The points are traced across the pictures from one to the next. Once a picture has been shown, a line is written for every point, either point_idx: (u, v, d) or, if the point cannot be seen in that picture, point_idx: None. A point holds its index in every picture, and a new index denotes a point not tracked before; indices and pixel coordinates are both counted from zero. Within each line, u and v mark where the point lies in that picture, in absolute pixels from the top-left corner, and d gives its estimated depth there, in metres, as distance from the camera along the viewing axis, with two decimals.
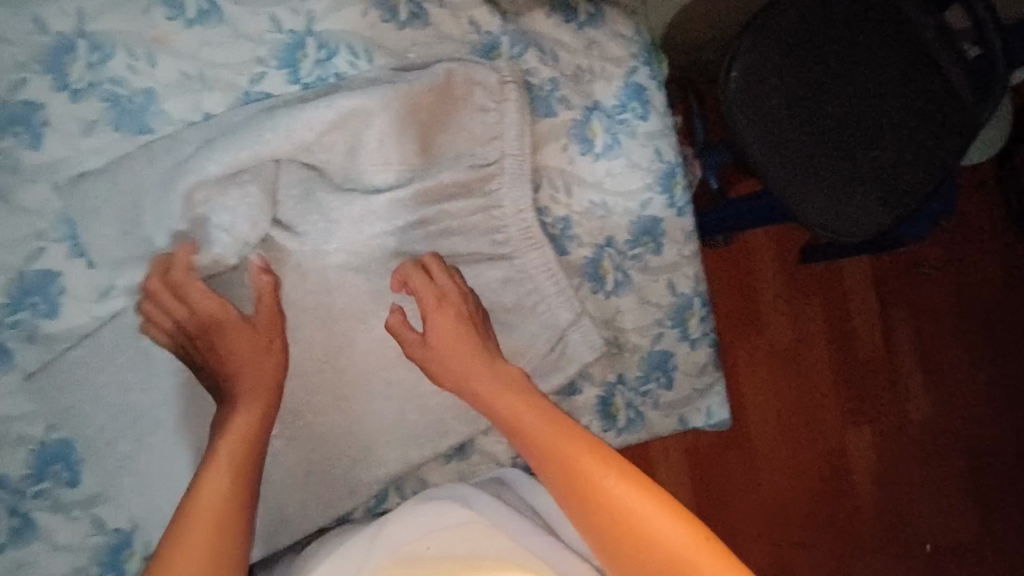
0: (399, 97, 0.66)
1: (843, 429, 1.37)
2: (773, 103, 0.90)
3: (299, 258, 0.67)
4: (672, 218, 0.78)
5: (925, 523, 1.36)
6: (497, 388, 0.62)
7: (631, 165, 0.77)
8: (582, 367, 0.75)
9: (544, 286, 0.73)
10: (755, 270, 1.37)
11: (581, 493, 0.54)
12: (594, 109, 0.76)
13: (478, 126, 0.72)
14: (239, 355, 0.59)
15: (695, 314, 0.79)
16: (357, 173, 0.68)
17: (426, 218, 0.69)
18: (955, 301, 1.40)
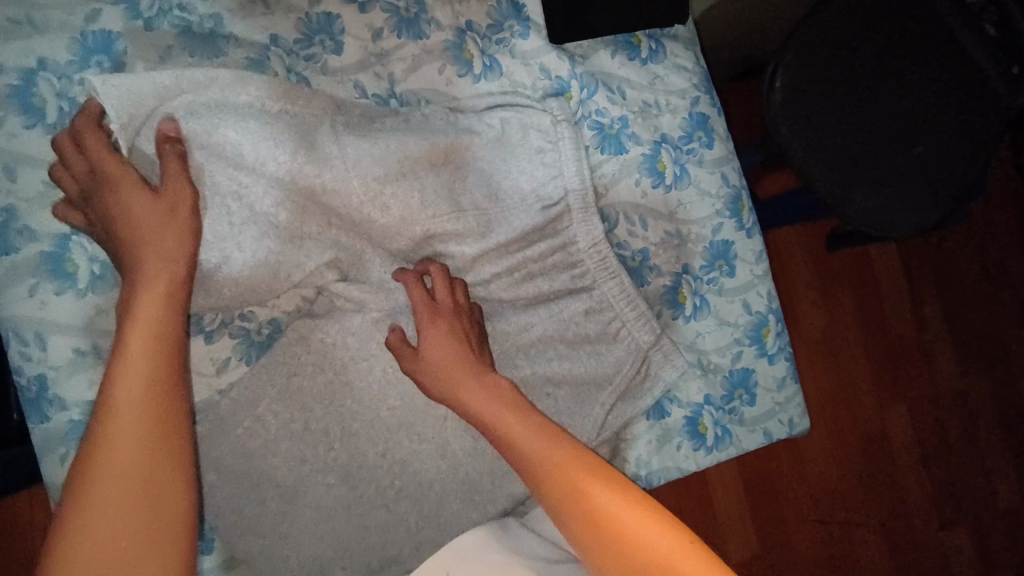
0: (460, 144, 0.70)
1: (882, 405, 1.42)
2: (818, 107, 0.85)
3: (397, 315, 0.69)
4: (742, 240, 0.81)
5: (964, 480, 1.44)
6: (484, 402, 0.58)
7: (701, 192, 0.80)
8: (667, 387, 0.77)
9: (624, 313, 0.75)
10: (788, 263, 1.40)
11: (576, 511, 0.49)
12: (662, 142, 0.79)
13: (539, 167, 0.74)
14: (164, 267, 0.53)
15: (771, 330, 0.81)
16: (435, 208, 0.68)
17: (511, 266, 0.73)
18: (978, 270, 1.46)
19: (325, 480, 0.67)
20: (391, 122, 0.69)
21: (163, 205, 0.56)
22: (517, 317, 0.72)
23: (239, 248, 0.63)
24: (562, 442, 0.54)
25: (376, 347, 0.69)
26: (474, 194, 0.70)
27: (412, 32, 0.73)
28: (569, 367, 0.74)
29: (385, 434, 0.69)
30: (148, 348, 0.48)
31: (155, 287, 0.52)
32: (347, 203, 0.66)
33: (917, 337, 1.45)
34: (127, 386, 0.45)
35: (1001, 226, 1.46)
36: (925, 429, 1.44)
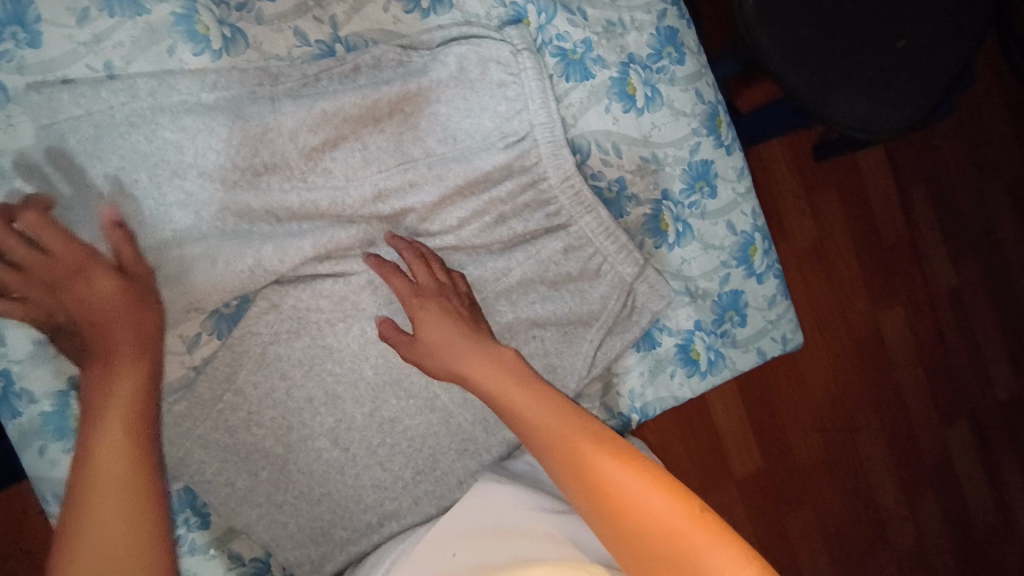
0: (403, 97, 0.67)
1: (877, 310, 1.41)
2: (793, 10, 0.79)
3: (370, 275, 0.68)
4: (722, 157, 0.77)
5: (959, 374, 1.46)
6: (492, 377, 0.60)
7: (676, 112, 0.76)
8: (655, 316, 0.75)
9: (605, 247, 0.72)
10: (773, 175, 1.36)
11: (584, 481, 0.55)
12: (630, 63, 0.75)
13: (501, 102, 0.70)
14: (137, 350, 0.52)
15: (758, 248, 0.79)
16: (383, 163, 0.68)
17: (479, 210, 0.70)
18: (964, 165, 1.44)
19: (316, 444, 0.67)
20: (328, 72, 0.67)
21: (122, 291, 0.54)
22: (494, 263, 0.70)
23: (196, 222, 0.62)
24: (566, 415, 0.58)
25: (352, 308, 0.68)
26: (428, 142, 0.69)
27: None
28: (552, 307, 0.71)
29: (370, 393, 0.68)
30: (126, 402, 0.50)
31: (131, 367, 0.51)
32: (294, 169, 0.65)
33: (909, 239, 1.43)
34: (109, 454, 0.47)
35: (988, 118, 1.45)
36: (921, 329, 1.44)
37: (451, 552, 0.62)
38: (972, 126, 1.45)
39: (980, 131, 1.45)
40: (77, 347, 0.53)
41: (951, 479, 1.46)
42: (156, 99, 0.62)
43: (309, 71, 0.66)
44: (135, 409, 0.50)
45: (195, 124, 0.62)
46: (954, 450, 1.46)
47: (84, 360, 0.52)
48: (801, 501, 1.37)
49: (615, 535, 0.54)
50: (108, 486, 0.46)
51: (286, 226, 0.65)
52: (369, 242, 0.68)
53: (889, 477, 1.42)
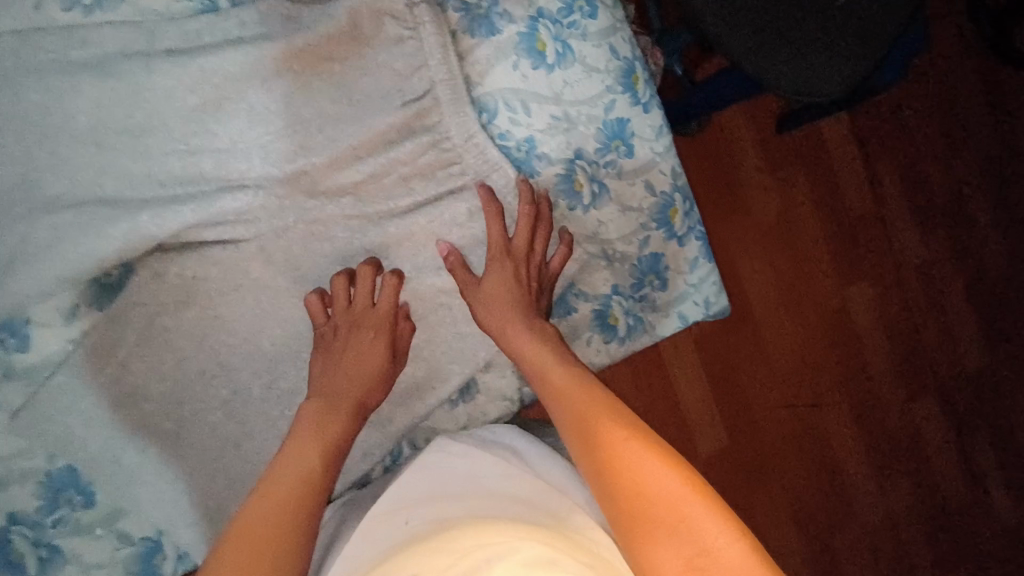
0: (290, 54, 0.65)
1: (843, 285, 1.39)
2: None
3: (262, 242, 0.65)
4: (639, 115, 0.74)
5: (933, 349, 1.43)
6: (529, 346, 0.65)
7: (589, 69, 0.72)
8: (568, 279, 0.73)
9: (510, 205, 0.71)
10: (733, 146, 1.34)
11: (596, 446, 0.57)
12: (538, 18, 0.71)
13: (399, 59, 0.68)
14: (370, 392, 0.64)
15: (678, 210, 0.76)
16: (270, 124, 0.64)
17: (377, 171, 0.68)
18: (934, 133, 1.41)
19: (210, 417, 0.65)
20: (210, 28, 0.64)
21: (381, 370, 0.65)
22: (395, 227, 0.68)
23: (68, 186, 0.60)
24: (592, 389, 0.61)
25: (243, 277, 0.65)
26: (320, 102, 0.66)
27: None
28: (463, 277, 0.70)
29: (267, 365, 0.66)
30: (329, 431, 0.60)
31: (350, 402, 0.62)
32: (177, 131, 0.62)
33: (875, 211, 1.40)
34: (308, 459, 0.57)
35: (958, 82, 1.40)
36: (890, 303, 1.41)
37: (404, 520, 0.59)
38: (943, 90, 1.40)
39: (951, 94, 1.40)
40: (321, 373, 0.64)
41: (922, 455, 1.42)
42: (19, 55, 0.60)
43: (190, 27, 0.63)
44: (335, 448, 0.59)
45: (61, 83, 0.59)
46: (925, 426, 1.42)
47: (315, 391, 0.63)
48: (766, 476, 1.35)
49: (614, 503, 0.54)
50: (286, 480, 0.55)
51: (170, 190, 0.62)
52: (260, 209, 0.65)
53: (857, 453, 1.40)
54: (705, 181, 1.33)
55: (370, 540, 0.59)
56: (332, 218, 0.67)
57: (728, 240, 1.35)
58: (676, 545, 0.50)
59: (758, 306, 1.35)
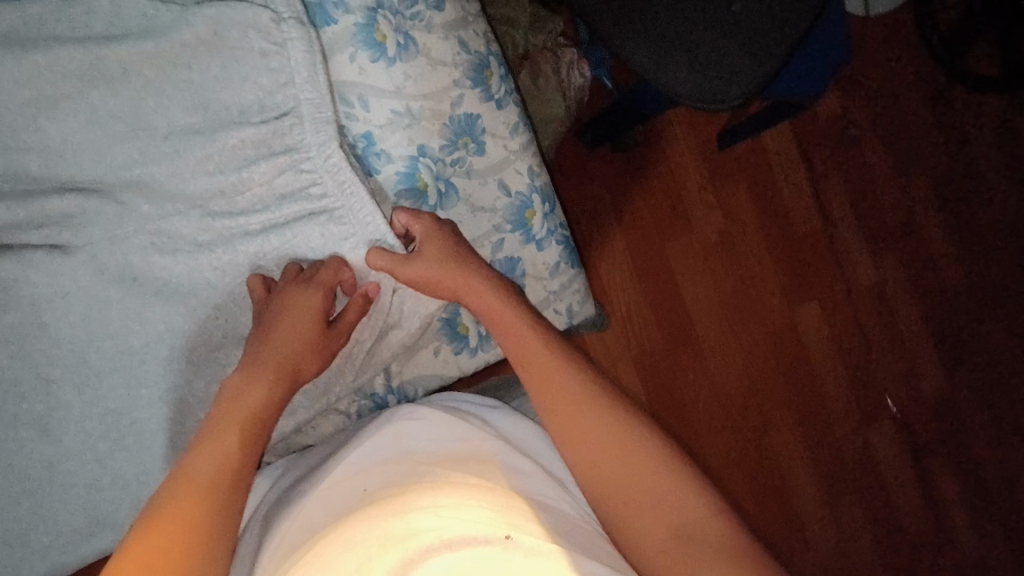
0: (139, 57, 0.61)
1: (792, 306, 1.30)
2: None
3: (94, 250, 0.60)
4: (492, 112, 0.72)
5: (890, 374, 1.31)
6: (491, 305, 0.63)
7: (432, 62, 0.69)
8: (429, 319, 0.68)
9: (368, 233, 0.65)
10: (674, 161, 1.29)
11: (569, 421, 0.58)
12: (378, 8, 0.67)
13: (264, 74, 0.65)
14: (300, 362, 0.60)
15: (536, 212, 0.73)
16: (109, 126, 0.60)
17: (225, 189, 0.63)
18: (891, 151, 1.32)
19: (14, 444, 0.60)
20: (54, 13, 0.60)
21: (316, 340, 0.61)
22: (246, 245, 0.63)
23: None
24: (561, 355, 0.61)
25: (69, 284, 0.60)
26: (171, 110, 0.62)
27: None
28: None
29: (92, 377, 0.60)
30: (246, 419, 0.56)
31: (269, 376, 0.58)
32: (14, 125, 0.59)
33: (824, 230, 1.31)
34: (220, 456, 0.53)
35: (912, 100, 1.31)
36: (839, 326, 1.31)
37: (361, 488, 0.59)
38: (900, 108, 1.31)
39: (908, 112, 1.31)
40: (252, 342, 0.60)
41: (880, 486, 1.29)
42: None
43: (31, 10, 0.60)
44: (250, 441, 0.55)
45: None
46: (879, 457, 1.29)
47: (242, 360, 0.59)
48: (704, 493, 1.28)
49: (596, 473, 0.56)
50: (187, 485, 0.51)
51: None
52: (93, 212, 0.60)
53: (807, 479, 1.28)
54: (646, 201, 1.28)
55: (328, 504, 0.59)
56: (179, 232, 0.62)
57: (672, 256, 1.29)
58: (663, 514, 0.53)
59: (700, 322, 1.29)
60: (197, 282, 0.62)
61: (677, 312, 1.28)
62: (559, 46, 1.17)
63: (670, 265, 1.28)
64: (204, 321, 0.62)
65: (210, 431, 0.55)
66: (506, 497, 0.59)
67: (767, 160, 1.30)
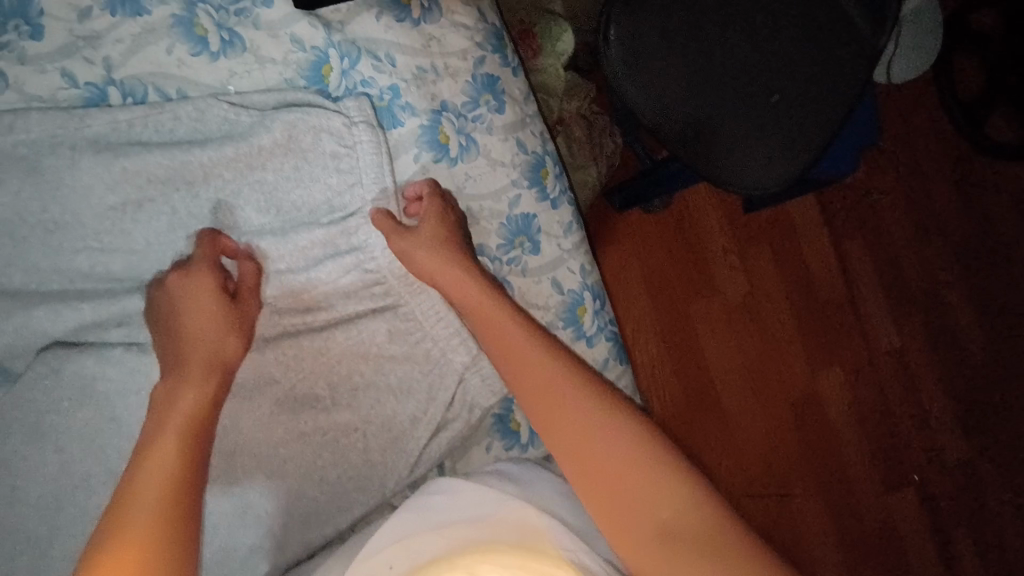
0: (220, 162, 0.65)
1: (814, 370, 1.31)
2: (673, 93, 0.88)
3: None
4: (547, 211, 0.74)
5: (913, 442, 1.29)
6: (480, 302, 0.64)
7: (492, 162, 0.72)
8: (486, 411, 0.71)
9: (435, 330, 0.69)
10: (700, 226, 1.32)
11: (556, 424, 0.57)
12: (442, 111, 0.71)
13: (333, 175, 0.68)
14: (225, 349, 0.58)
15: (587, 308, 0.75)
16: (190, 228, 0.64)
17: (295, 288, 0.66)
18: (916, 223, 1.32)
19: (75, 542, 0.59)
20: (142, 119, 0.63)
21: (230, 318, 0.59)
22: (310, 341, 0.66)
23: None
24: (549, 355, 0.60)
25: (144, 380, 0.61)
26: (246, 211, 0.66)
27: (130, 7, 0.63)
28: (374, 396, 0.68)
29: None
30: (186, 417, 0.52)
31: (194, 372, 0.55)
32: (102, 227, 0.62)
33: (847, 297, 1.32)
34: (159, 456, 0.49)
35: (936, 172, 1.32)
36: (861, 392, 1.31)
37: (389, 565, 0.57)
38: (925, 179, 1.32)
39: (932, 183, 1.32)
40: (168, 344, 0.57)
41: (900, 557, 1.27)
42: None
43: (120, 116, 0.63)
44: (196, 437, 0.52)
45: None
46: (900, 527, 1.27)
47: (165, 370, 0.56)
48: None
49: (586, 476, 0.55)
50: (134, 497, 0.46)
51: (80, 286, 0.62)
52: None
53: (825, 546, 1.27)
54: (668, 261, 1.31)
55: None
56: None
57: (693, 316, 1.31)
58: (649, 516, 0.53)
59: (721, 381, 1.30)
60: (262, 378, 0.65)
61: (696, 369, 1.30)
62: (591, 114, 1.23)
63: (692, 323, 1.30)
64: (268, 416, 0.64)
65: (153, 437, 0.50)
66: (517, 559, 0.53)
67: (793, 228, 1.32)
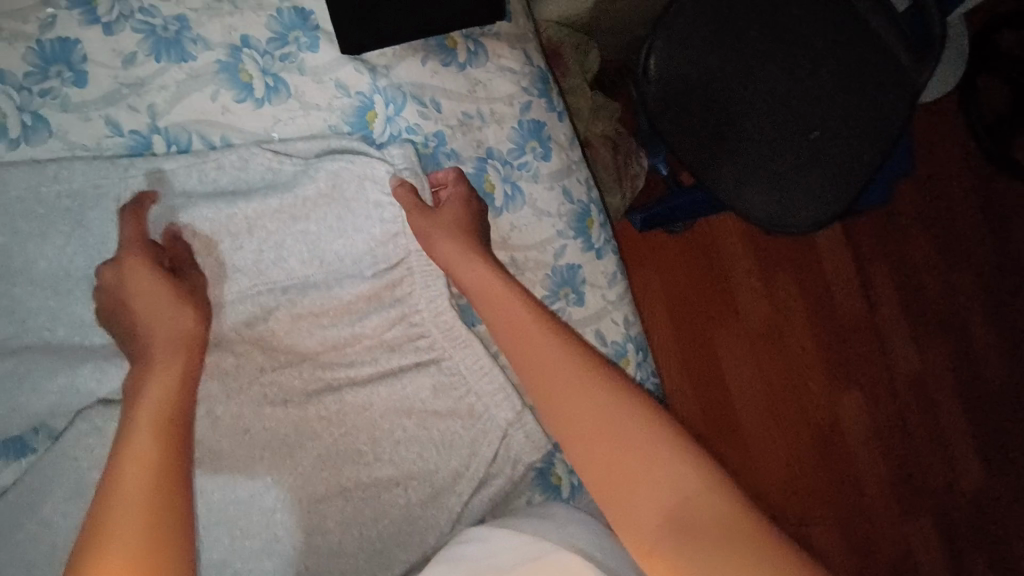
0: (264, 213, 0.64)
1: (834, 394, 1.29)
2: (719, 131, 0.94)
3: (211, 404, 0.61)
4: (592, 261, 0.73)
5: (931, 467, 1.29)
6: (479, 277, 0.60)
7: (538, 212, 0.71)
8: (529, 466, 0.71)
9: (478, 384, 0.69)
10: (724, 247, 1.28)
11: (548, 397, 0.52)
12: (488, 158, 0.69)
13: (376, 226, 0.67)
14: (183, 324, 0.53)
15: (630, 360, 0.74)
16: (235, 282, 0.63)
17: (339, 343, 0.66)
18: (941, 249, 1.31)
19: None
20: (186, 167, 0.63)
21: (178, 291, 0.55)
22: (355, 395, 0.66)
23: (11, 332, 0.59)
24: (544, 326, 0.55)
25: None
26: (289, 263, 0.65)
27: (175, 54, 0.63)
28: (416, 452, 0.67)
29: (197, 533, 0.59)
30: (161, 403, 0.48)
31: (158, 356, 0.51)
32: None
33: (870, 322, 1.30)
34: (136, 443, 0.45)
35: (963, 198, 1.31)
36: (881, 417, 1.30)
37: None
38: (952, 205, 1.31)
39: (959, 209, 1.31)
40: (134, 333, 0.54)
41: None
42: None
43: (165, 165, 0.62)
44: (174, 418, 0.47)
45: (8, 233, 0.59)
46: (917, 552, 1.27)
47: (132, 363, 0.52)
48: None
49: (580, 454, 0.49)
50: (116, 485, 0.43)
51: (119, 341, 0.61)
52: (213, 366, 0.61)
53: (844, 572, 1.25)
54: (691, 282, 1.27)
55: None
56: (290, 384, 0.64)
57: (715, 336, 1.27)
58: (659, 499, 0.45)
59: (741, 404, 1.27)
60: (305, 434, 0.64)
61: (716, 391, 1.26)
62: (617, 134, 1.20)
63: (713, 343, 1.27)
64: (310, 473, 0.63)
65: (128, 424, 0.46)
66: None
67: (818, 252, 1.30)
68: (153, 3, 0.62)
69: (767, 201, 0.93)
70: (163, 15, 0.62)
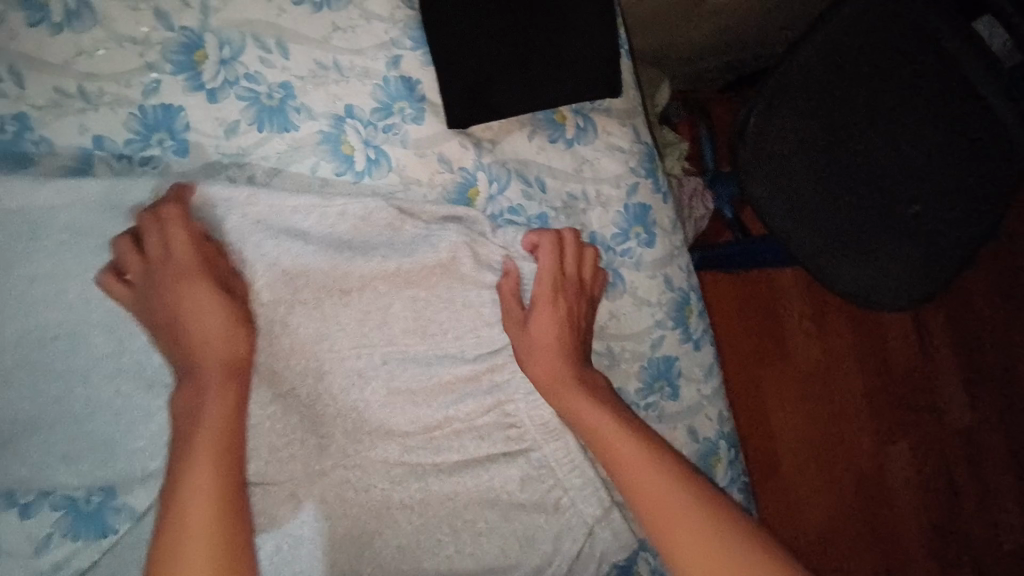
0: (379, 275, 0.60)
1: (882, 447, 1.22)
2: (803, 196, 0.83)
3: (296, 488, 0.59)
4: (688, 353, 0.69)
5: (980, 530, 1.22)
6: (586, 407, 0.59)
7: (637, 301, 0.67)
8: (613, 563, 0.67)
9: (567, 479, 0.65)
10: (778, 291, 1.22)
11: (670, 539, 0.52)
12: (590, 244, 0.66)
13: (484, 304, 0.63)
14: (230, 342, 0.52)
15: (722, 459, 0.70)
16: (332, 359, 0.59)
17: (429, 426, 0.62)
18: (1004, 305, 1.24)
19: None
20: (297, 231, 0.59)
21: (230, 309, 0.53)
22: (441, 485, 0.62)
23: (96, 408, 0.55)
24: (659, 460, 0.56)
25: (265, 524, 0.58)
26: (392, 329, 0.60)
27: (278, 123, 0.60)
28: (498, 546, 0.63)
29: None
30: (213, 434, 0.48)
31: (208, 368, 0.50)
32: None
33: (923, 374, 1.24)
34: (197, 485, 0.46)
35: None
36: (929, 473, 1.23)
37: None
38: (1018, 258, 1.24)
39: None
40: (168, 343, 0.52)
41: None
42: (88, 262, 0.56)
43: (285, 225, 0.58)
44: (231, 454, 0.48)
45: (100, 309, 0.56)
46: None
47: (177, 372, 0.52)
48: None
49: None
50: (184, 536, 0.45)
51: None
52: (297, 449, 0.59)
53: None
54: (742, 323, 1.21)
55: None
56: (374, 463, 0.60)
57: (763, 379, 1.21)
58: None
59: (786, 454, 1.20)
60: (385, 522, 0.61)
61: (760, 437, 1.20)
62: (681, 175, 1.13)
63: (760, 388, 1.20)
64: (389, 564, 0.60)
65: (192, 462, 0.47)
66: None
67: None
68: (258, 70, 0.59)
69: (853, 273, 0.84)
70: (268, 82, 0.59)
